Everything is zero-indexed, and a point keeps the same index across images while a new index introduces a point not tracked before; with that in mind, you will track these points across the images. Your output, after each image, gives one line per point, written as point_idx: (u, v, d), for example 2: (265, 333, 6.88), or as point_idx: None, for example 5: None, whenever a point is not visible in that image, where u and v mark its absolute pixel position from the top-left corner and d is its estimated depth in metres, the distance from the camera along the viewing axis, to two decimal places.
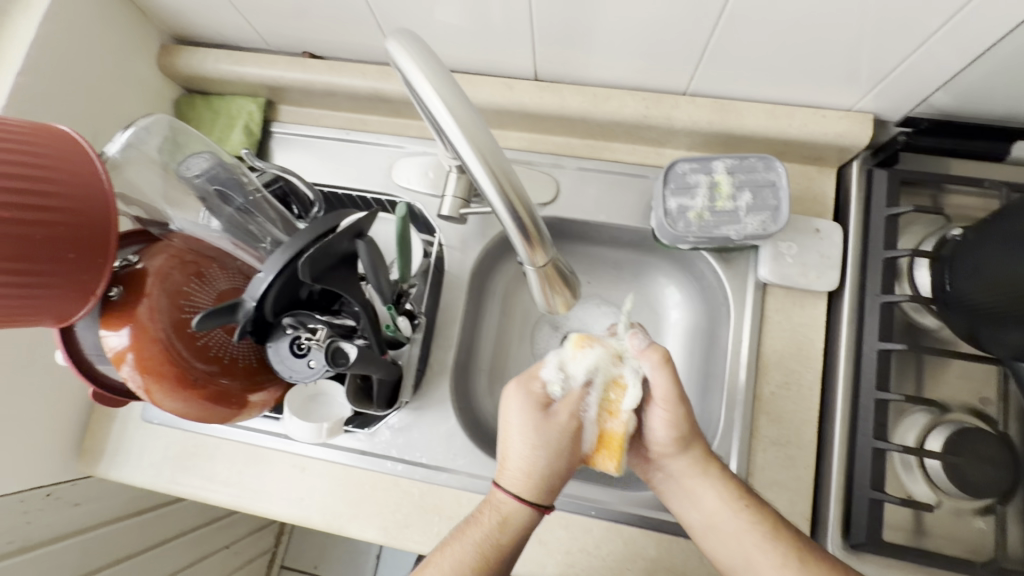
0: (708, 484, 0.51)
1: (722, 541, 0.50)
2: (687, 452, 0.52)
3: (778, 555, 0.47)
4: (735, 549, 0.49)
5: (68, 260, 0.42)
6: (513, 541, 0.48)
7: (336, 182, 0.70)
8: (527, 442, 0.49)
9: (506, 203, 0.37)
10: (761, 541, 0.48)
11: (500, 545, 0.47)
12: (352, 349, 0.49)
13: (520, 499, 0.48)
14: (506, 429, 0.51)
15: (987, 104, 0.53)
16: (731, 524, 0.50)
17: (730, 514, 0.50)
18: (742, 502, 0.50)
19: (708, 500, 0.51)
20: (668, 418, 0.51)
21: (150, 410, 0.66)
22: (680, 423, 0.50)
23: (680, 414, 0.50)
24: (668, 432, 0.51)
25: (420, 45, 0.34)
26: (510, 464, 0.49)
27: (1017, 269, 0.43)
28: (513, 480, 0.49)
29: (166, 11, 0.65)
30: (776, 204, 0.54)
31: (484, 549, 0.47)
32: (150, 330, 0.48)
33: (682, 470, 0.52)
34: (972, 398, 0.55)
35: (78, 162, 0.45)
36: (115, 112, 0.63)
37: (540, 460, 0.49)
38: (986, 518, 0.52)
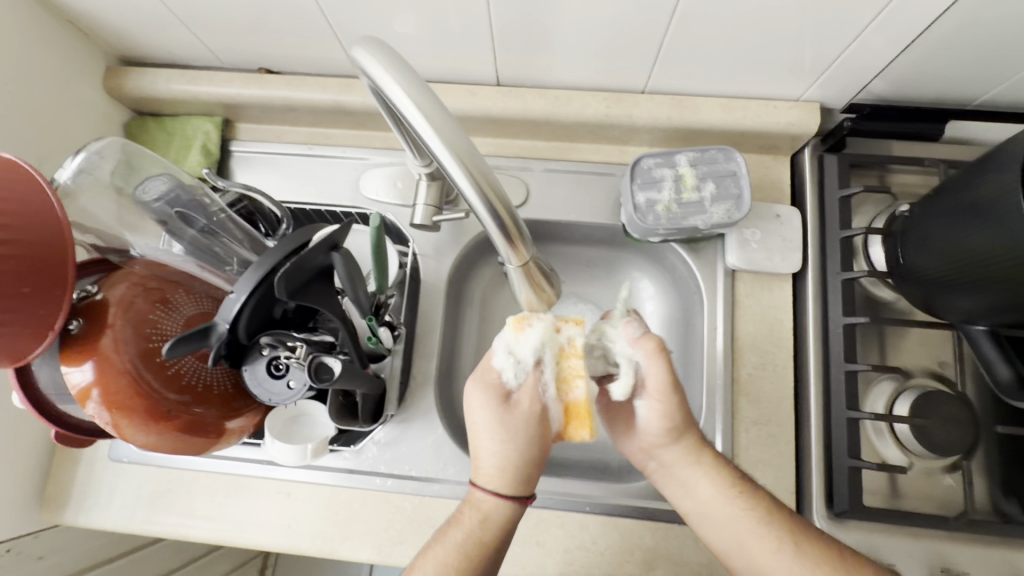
0: (701, 474, 0.52)
1: (714, 526, 0.51)
2: (678, 440, 0.53)
3: (774, 539, 0.48)
4: (730, 539, 0.50)
5: (24, 295, 0.40)
6: (501, 535, 0.49)
7: (302, 199, 0.68)
8: (499, 442, 0.49)
9: (487, 206, 0.36)
10: (756, 527, 0.49)
11: (488, 545, 0.48)
12: (337, 364, 0.49)
13: (500, 495, 0.49)
14: (473, 431, 0.50)
15: (920, 86, 0.57)
16: (726, 511, 0.50)
17: (722, 502, 0.51)
18: (736, 491, 0.51)
19: (702, 489, 0.52)
20: (662, 409, 0.52)
21: (118, 449, 0.62)
22: (674, 412, 0.52)
23: (674, 404, 0.52)
24: (660, 421, 0.53)
25: (388, 51, 0.33)
26: (484, 464, 0.50)
27: (964, 239, 0.46)
28: (490, 477, 0.49)
29: (110, 32, 0.63)
30: (738, 192, 0.56)
31: (471, 550, 0.48)
32: (115, 363, 0.46)
33: (674, 460, 0.53)
34: (931, 362, 0.59)
35: (25, 190, 0.42)
36: (61, 139, 0.60)
37: (514, 455, 0.49)
38: (955, 475, 0.56)
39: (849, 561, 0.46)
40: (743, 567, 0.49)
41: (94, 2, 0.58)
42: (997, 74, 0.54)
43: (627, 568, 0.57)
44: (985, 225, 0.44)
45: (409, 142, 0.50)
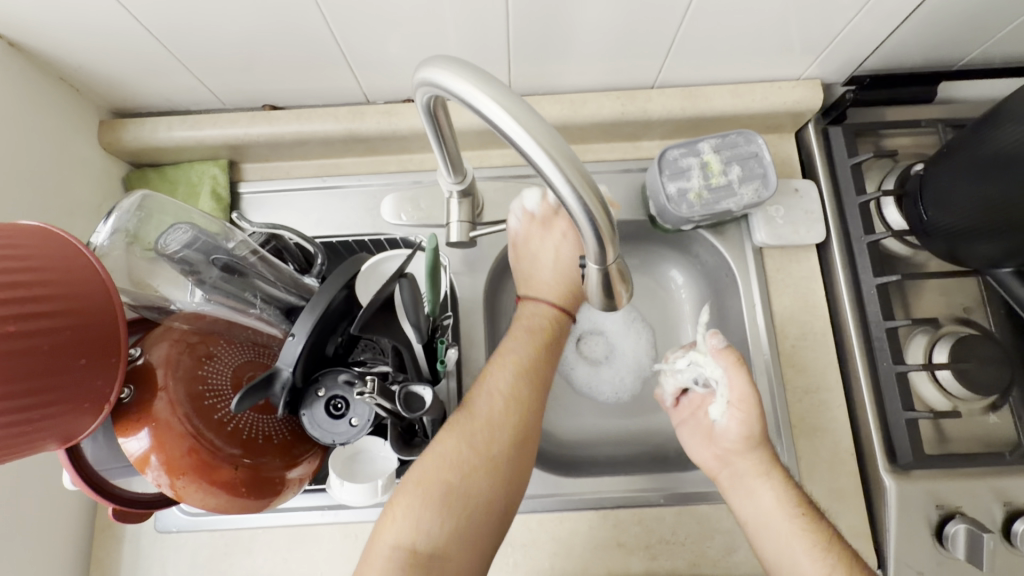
0: (768, 486, 0.53)
1: (771, 538, 0.51)
2: (754, 452, 0.54)
3: (826, 568, 0.47)
4: (784, 554, 0.50)
5: (78, 366, 0.37)
6: (550, 355, 0.56)
7: (323, 232, 0.67)
8: (558, 268, 0.60)
9: (582, 205, 0.33)
10: (811, 550, 0.49)
11: (540, 365, 0.55)
12: (427, 394, 0.48)
13: (553, 306, 0.59)
14: (534, 258, 0.60)
15: (911, 54, 0.61)
16: (786, 528, 0.50)
17: (784, 517, 0.51)
18: (797, 510, 0.51)
19: (767, 500, 0.52)
20: (743, 419, 0.55)
21: (164, 519, 0.58)
22: (753, 424, 0.54)
23: (755, 416, 0.54)
24: (739, 428, 0.55)
25: (472, 69, 0.33)
26: (539, 282, 0.60)
27: (989, 190, 0.49)
28: (543, 289, 0.59)
29: (103, 84, 0.60)
30: (763, 171, 0.59)
31: (528, 369, 0.54)
32: (173, 428, 0.44)
33: (747, 470, 0.54)
34: (957, 310, 0.62)
35: (64, 255, 0.39)
36: (64, 201, 0.57)
37: (568, 274, 0.60)
38: (998, 413, 0.58)
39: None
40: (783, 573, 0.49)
41: (89, 55, 0.55)
42: (978, 35, 0.58)
43: (709, 554, 0.57)
44: (1004, 176, 0.47)
45: (446, 158, 0.48)
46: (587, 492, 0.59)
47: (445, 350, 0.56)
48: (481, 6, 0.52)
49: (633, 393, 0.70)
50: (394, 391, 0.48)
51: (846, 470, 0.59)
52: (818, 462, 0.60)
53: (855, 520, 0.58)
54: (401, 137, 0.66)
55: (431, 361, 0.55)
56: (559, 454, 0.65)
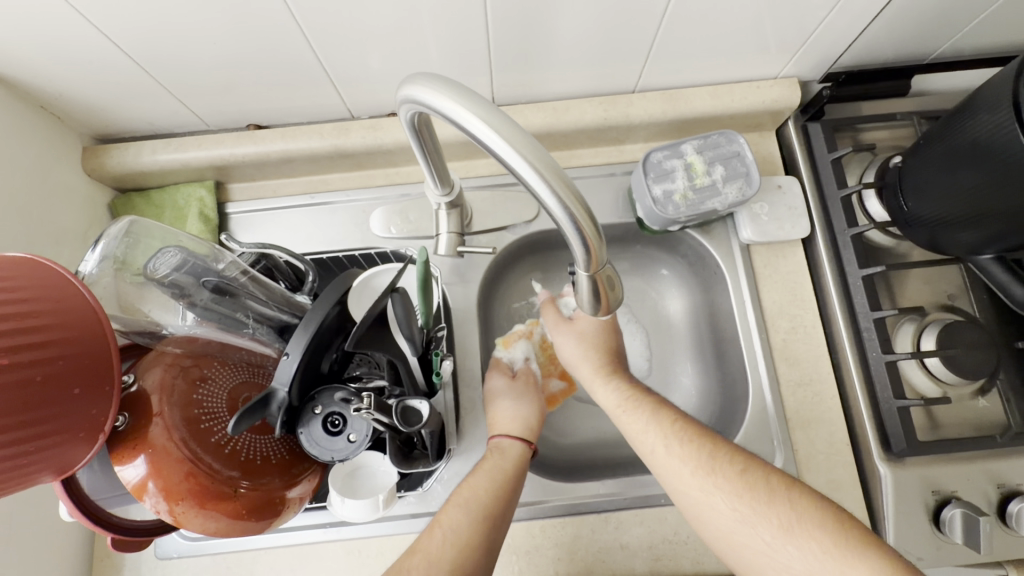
0: (606, 386, 0.59)
1: (631, 432, 0.55)
2: (585, 359, 0.61)
3: (665, 437, 0.53)
4: (636, 436, 0.55)
5: (74, 397, 0.37)
6: (508, 500, 0.51)
7: (315, 249, 0.67)
8: (511, 398, 0.60)
9: (567, 213, 0.34)
10: (652, 425, 0.54)
11: (495, 506, 0.50)
12: (424, 407, 0.50)
13: (517, 437, 0.56)
14: (494, 401, 0.60)
15: (883, 50, 0.62)
16: (628, 415, 0.56)
17: (622, 407, 0.57)
18: (632, 399, 0.57)
19: (607, 397, 0.59)
20: (572, 342, 0.62)
21: (164, 546, 0.58)
22: (578, 339, 0.62)
23: (576, 332, 0.62)
24: (572, 347, 0.62)
25: (453, 85, 0.34)
26: (500, 421, 0.58)
27: (969, 178, 0.50)
28: (506, 425, 0.57)
29: (84, 110, 0.60)
30: (746, 170, 0.60)
31: (483, 507, 0.49)
32: (169, 453, 0.43)
33: (589, 378, 0.61)
34: (942, 297, 0.63)
35: (56, 285, 0.39)
36: (49, 230, 0.57)
37: (525, 410, 0.59)
38: (986, 397, 0.59)
39: (779, 476, 0.48)
40: (676, 494, 0.51)
41: (71, 83, 0.55)
42: (947, 30, 0.60)
43: (711, 551, 0.57)
44: (980, 163, 0.48)
45: (433, 170, 0.48)
46: (588, 497, 0.59)
47: (441, 362, 0.57)
48: (460, 20, 0.53)
49: None
50: (391, 406, 0.49)
51: (841, 461, 0.60)
52: (814, 453, 0.60)
53: (853, 508, 0.58)
54: (387, 151, 0.66)
55: (427, 373, 0.56)
56: (558, 459, 0.66)
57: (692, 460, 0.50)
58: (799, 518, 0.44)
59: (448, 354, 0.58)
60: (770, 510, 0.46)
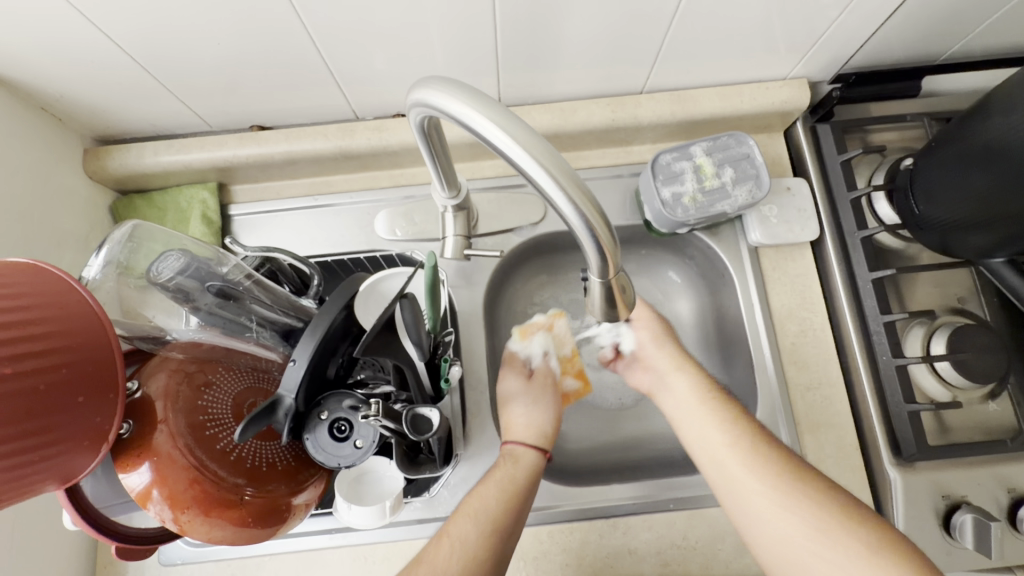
0: (683, 376, 0.59)
1: (687, 426, 0.56)
2: (664, 346, 0.62)
3: (733, 437, 0.53)
4: (694, 430, 0.56)
5: (78, 405, 0.36)
6: (519, 513, 0.50)
7: (319, 252, 0.66)
8: (527, 402, 0.60)
9: (582, 219, 0.33)
10: (721, 425, 0.54)
11: (504, 517, 0.49)
12: (434, 416, 0.49)
13: (533, 447, 0.56)
14: (508, 404, 0.60)
15: (893, 51, 0.62)
16: (699, 408, 0.56)
17: (693, 402, 0.57)
18: (710, 395, 0.57)
19: (682, 389, 0.59)
20: (648, 328, 0.64)
21: (168, 553, 0.57)
22: (653, 327, 0.64)
23: (653, 321, 0.64)
24: (643, 333, 0.64)
25: (465, 88, 0.33)
26: (516, 426, 0.58)
27: (982, 182, 0.49)
28: (522, 433, 0.57)
29: (87, 112, 0.59)
30: (755, 172, 0.59)
31: (493, 517, 0.49)
32: (173, 461, 0.43)
33: (665, 366, 0.61)
34: (952, 300, 0.62)
35: (58, 291, 0.38)
36: (50, 232, 0.56)
37: (540, 418, 0.59)
38: (997, 401, 0.59)
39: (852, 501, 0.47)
40: (712, 476, 0.52)
41: (73, 85, 0.55)
42: (958, 31, 0.59)
43: (720, 556, 0.57)
44: (993, 167, 0.48)
45: (441, 173, 0.48)
46: (596, 502, 0.59)
47: (449, 368, 0.56)
48: (468, 21, 0.52)
49: (636, 396, 0.70)
50: (400, 414, 0.48)
51: (851, 465, 0.59)
52: (823, 457, 0.60)
53: None
54: (392, 152, 0.65)
55: (435, 379, 0.55)
56: (565, 463, 0.65)
57: (753, 461, 0.51)
58: (871, 552, 0.42)
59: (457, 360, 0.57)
60: (847, 535, 0.44)
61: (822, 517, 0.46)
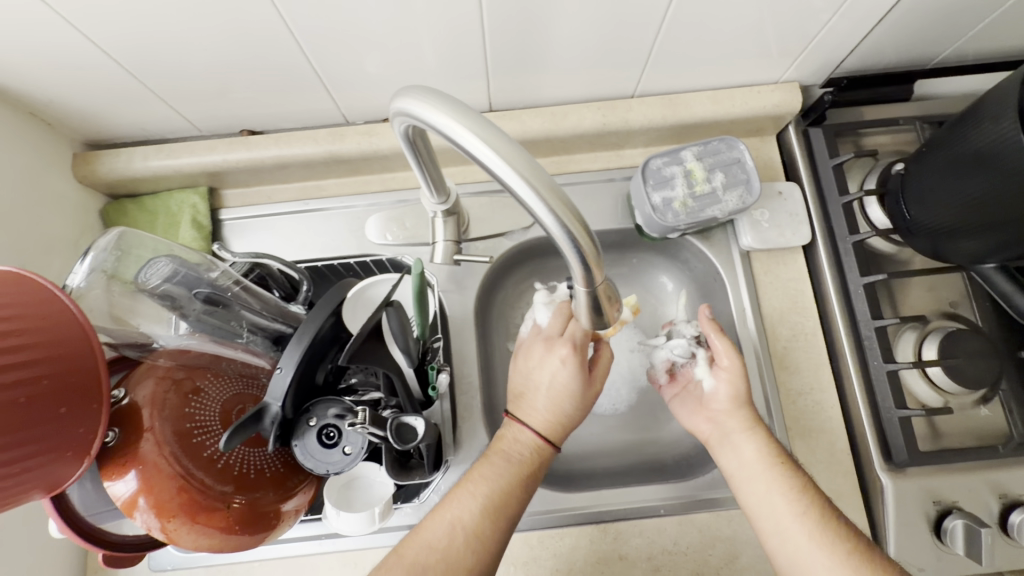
0: (751, 439, 0.54)
1: (751, 486, 0.53)
2: (740, 410, 0.56)
3: (800, 505, 0.50)
4: (760, 493, 0.52)
5: (60, 416, 0.36)
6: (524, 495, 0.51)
7: (309, 256, 0.66)
8: (558, 394, 0.55)
9: (564, 230, 0.33)
10: (791, 497, 0.51)
11: (502, 502, 0.50)
12: (419, 424, 0.49)
13: (538, 436, 0.53)
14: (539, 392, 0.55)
15: (885, 55, 0.61)
16: (767, 478, 0.52)
17: (759, 466, 0.53)
18: (777, 460, 0.53)
19: (749, 451, 0.54)
20: (729, 378, 0.58)
21: (157, 558, 0.57)
22: (737, 383, 0.57)
23: (739, 375, 0.57)
24: (726, 389, 0.57)
25: (446, 99, 0.33)
26: (536, 408, 0.55)
27: (975, 189, 0.49)
28: (537, 420, 0.54)
29: (76, 116, 0.59)
30: (747, 177, 0.59)
31: (491, 502, 0.50)
32: (159, 469, 0.42)
33: (734, 425, 0.56)
34: (943, 304, 0.62)
35: (40, 300, 0.38)
36: (39, 237, 0.56)
37: (563, 409, 0.55)
38: (989, 406, 0.59)
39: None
40: (783, 561, 0.49)
41: (63, 90, 0.54)
42: (950, 35, 0.59)
43: (711, 562, 0.57)
44: (985, 175, 0.48)
45: (428, 179, 0.48)
46: (587, 507, 0.59)
47: (437, 375, 0.57)
48: (457, 26, 0.52)
49: (630, 402, 0.69)
50: (387, 421, 0.48)
51: (843, 472, 0.59)
52: (816, 464, 0.60)
53: (855, 519, 0.58)
54: (383, 156, 0.65)
55: (423, 385, 0.57)
56: (556, 468, 0.65)
57: (820, 540, 0.48)
58: None
59: (444, 367, 0.58)
60: None
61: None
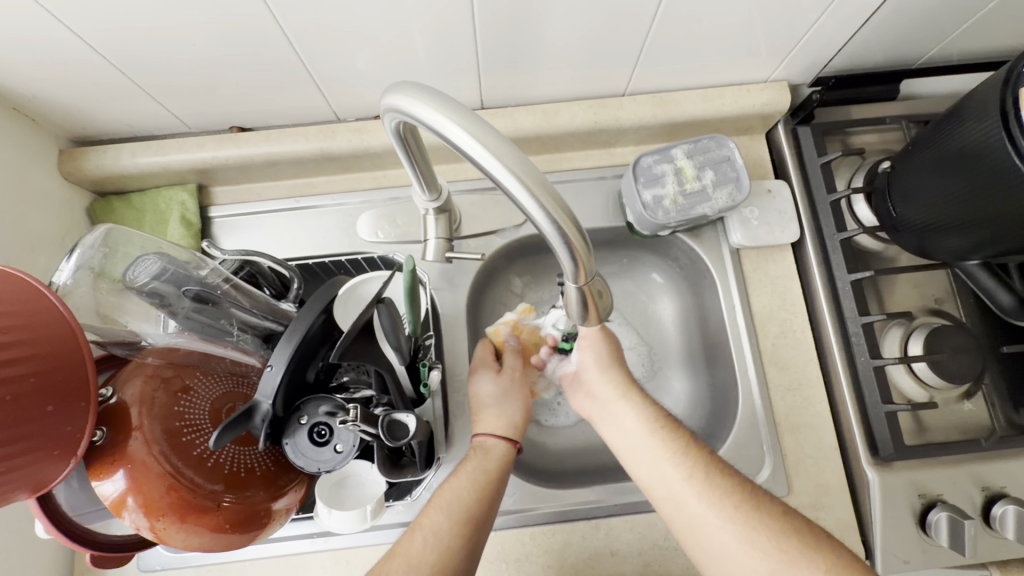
0: (627, 406, 0.57)
1: (639, 457, 0.54)
2: (608, 374, 0.58)
3: (684, 470, 0.50)
4: (649, 463, 0.53)
5: (47, 414, 0.36)
6: (490, 505, 0.50)
7: (300, 254, 0.66)
8: (496, 399, 0.58)
9: (553, 225, 0.33)
10: (673, 457, 0.51)
11: (475, 511, 0.49)
12: (410, 421, 0.49)
13: (504, 439, 0.55)
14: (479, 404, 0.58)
15: (872, 55, 0.62)
16: (650, 442, 0.53)
17: (645, 434, 0.54)
18: (658, 425, 0.55)
19: (628, 421, 0.56)
20: (591, 346, 0.59)
21: (147, 559, 0.57)
22: (601, 348, 0.59)
23: (602, 341, 0.59)
24: (590, 355, 0.60)
25: (435, 95, 0.33)
26: (484, 416, 0.57)
27: (959, 187, 0.50)
28: (492, 424, 0.56)
29: (60, 112, 0.58)
30: (736, 175, 0.59)
31: (464, 512, 0.48)
32: (148, 468, 0.42)
33: (610, 396, 0.58)
34: (930, 301, 0.63)
35: (26, 297, 0.37)
36: (25, 234, 0.55)
37: (508, 409, 0.58)
38: (972, 400, 0.60)
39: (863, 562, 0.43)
40: (677, 525, 0.49)
41: (46, 85, 0.54)
42: (936, 35, 0.60)
43: None
44: (969, 173, 0.48)
45: (420, 176, 0.48)
46: (578, 503, 0.59)
47: (429, 372, 0.57)
48: (449, 24, 0.52)
49: None
50: (377, 418, 0.48)
51: (829, 466, 0.60)
52: (805, 458, 0.60)
53: (841, 512, 0.59)
54: (374, 154, 0.65)
55: (414, 382, 0.56)
56: (548, 465, 0.66)
57: (711, 494, 0.49)
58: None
59: (435, 364, 0.58)
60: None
61: (784, 554, 0.44)
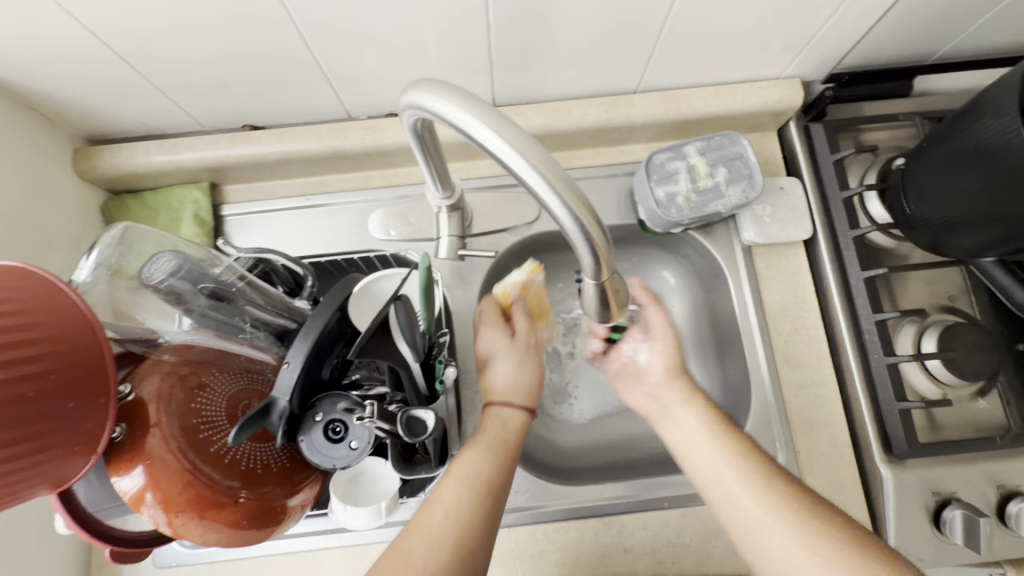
0: (691, 409, 0.55)
1: (695, 453, 0.52)
2: (675, 381, 0.58)
3: (735, 460, 0.49)
4: (693, 447, 0.52)
5: (68, 411, 0.36)
6: (505, 484, 0.50)
7: (312, 252, 0.66)
8: (512, 366, 0.57)
9: (575, 222, 0.33)
10: (733, 459, 0.50)
11: (492, 490, 0.49)
12: (428, 417, 0.49)
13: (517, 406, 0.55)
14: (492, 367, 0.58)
15: (885, 51, 0.62)
16: (706, 442, 0.52)
17: (704, 430, 0.53)
18: (720, 426, 0.53)
19: (688, 421, 0.54)
20: (660, 345, 0.60)
21: (162, 555, 0.57)
22: (670, 354, 0.60)
23: (672, 348, 0.60)
24: (660, 360, 0.60)
25: (456, 92, 0.33)
26: (498, 384, 0.57)
27: (975, 183, 0.50)
28: (507, 394, 0.56)
29: (76, 111, 0.58)
30: (749, 171, 0.59)
31: (483, 490, 0.48)
32: (165, 463, 0.42)
33: (674, 399, 0.57)
34: (942, 298, 0.63)
35: (45, 294, 0.37)
36: (41, 232, 0.56)
37: (524, 378, 0.57)
38: (986, 398, 0.60)
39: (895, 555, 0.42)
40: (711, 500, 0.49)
41: (62, 84, 0.54)
42: (950, 31, 0.59)
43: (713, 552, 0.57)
44: (985, 169, 0.48)
45: (434, 174, 0.48)
46: (590, 500, 0.59)
47: (443, 369, 0.57)
48: (462, 21, 0.52)
49: None
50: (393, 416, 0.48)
51: (843, 463, 0.60)
52: (818, 455, 0.60)
53: (855, 509, 0.58)
54: (386, 152, 0.65)
55: (429, 380, 0.56)
56: (559, 462, 0.66)
57: (755, 485, 0.47)
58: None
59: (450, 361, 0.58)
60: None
61: None
